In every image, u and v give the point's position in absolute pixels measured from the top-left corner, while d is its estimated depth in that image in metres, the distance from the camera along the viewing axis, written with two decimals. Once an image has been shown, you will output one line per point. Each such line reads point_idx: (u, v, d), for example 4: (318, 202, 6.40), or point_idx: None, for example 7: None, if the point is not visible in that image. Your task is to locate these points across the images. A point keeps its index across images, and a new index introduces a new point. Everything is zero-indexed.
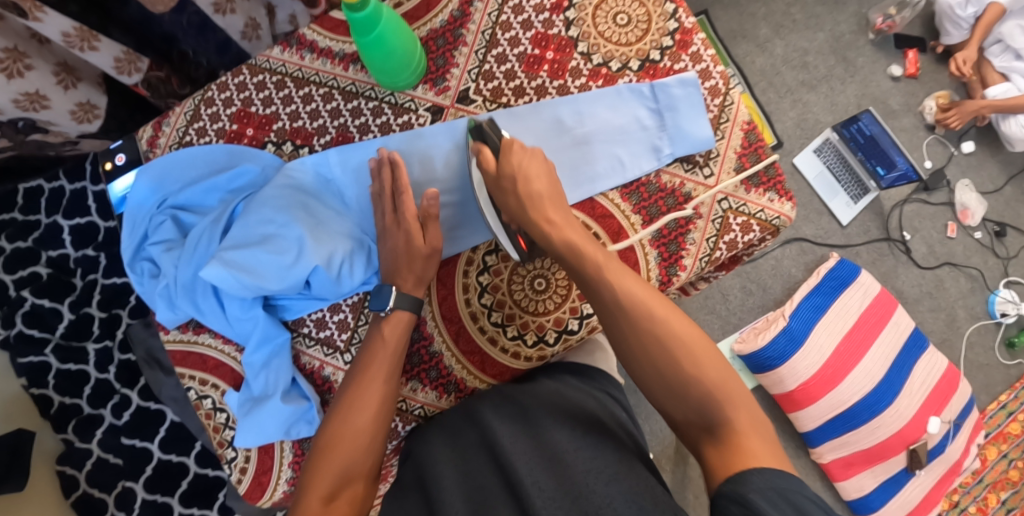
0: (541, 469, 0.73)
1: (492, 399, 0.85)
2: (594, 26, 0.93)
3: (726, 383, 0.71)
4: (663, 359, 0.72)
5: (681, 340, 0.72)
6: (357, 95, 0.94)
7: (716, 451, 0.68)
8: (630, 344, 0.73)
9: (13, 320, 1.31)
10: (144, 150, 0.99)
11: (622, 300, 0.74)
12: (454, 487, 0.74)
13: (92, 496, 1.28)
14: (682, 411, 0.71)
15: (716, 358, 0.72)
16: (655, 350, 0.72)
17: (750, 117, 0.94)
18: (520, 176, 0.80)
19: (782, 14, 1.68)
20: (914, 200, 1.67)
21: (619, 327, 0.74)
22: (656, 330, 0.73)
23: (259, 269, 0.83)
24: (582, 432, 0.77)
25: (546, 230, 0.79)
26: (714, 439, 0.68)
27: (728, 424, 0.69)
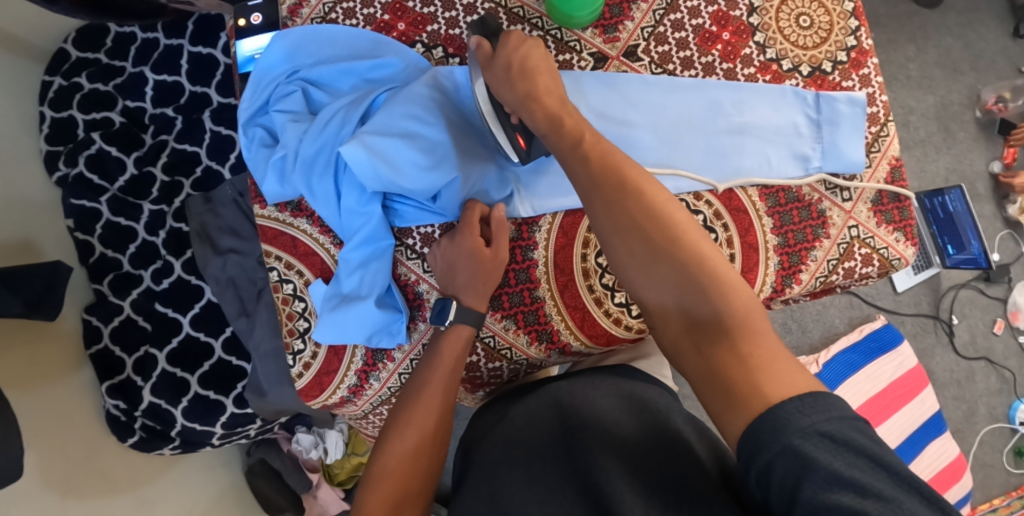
0: (625, 468, 0.72)
1: (551, 397, 0.83)
2: (776, 22, 0.91)
3: (711, 265, 0.66)
4: (635, 234, 0.68)
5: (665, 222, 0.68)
6: (522, 19, 0.90)
7: (710, 353, 0.64)
8: (608, 228, 0.69)
9: (75, 159, 1.29)
10: (283, 16, 0.92)
11: (601, 173, 0.70)
12: (524, 494, 0.73)
13: (112, 353, 1.25)
14: (664, 309, 0.67)
15: (704, 241, 0.68)
16: (634, 239, 0.68)
17: (900, 153, 0.92)
18: (519, 59, 0.77)
19: (899, 67, 1.66)
20: (971, 287, 1.67)
21: (594, 211, 0.70)
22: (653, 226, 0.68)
23: (396, 161, 0.80)
24: (659, 431, 0.76)
25: (534, 107, 0.75)
26: (706, 337, 0.64)
27: (721, 318, 0.64)
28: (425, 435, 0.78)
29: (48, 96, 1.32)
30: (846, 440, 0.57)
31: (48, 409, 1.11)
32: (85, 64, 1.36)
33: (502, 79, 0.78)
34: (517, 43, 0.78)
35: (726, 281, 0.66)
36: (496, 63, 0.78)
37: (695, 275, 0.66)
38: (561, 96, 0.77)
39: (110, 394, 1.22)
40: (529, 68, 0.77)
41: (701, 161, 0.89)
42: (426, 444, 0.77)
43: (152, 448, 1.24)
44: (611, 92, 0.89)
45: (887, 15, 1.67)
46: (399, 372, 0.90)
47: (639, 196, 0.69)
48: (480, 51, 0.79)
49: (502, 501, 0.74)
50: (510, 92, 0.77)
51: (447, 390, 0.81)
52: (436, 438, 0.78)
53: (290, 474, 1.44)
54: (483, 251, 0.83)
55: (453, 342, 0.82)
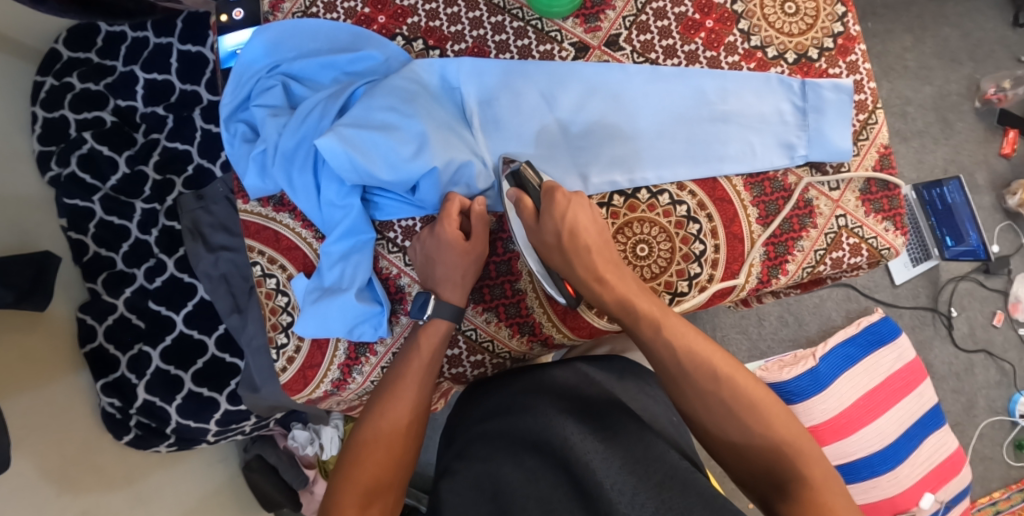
0: (617, 469, 0.67)
1: (542, 390, 0.80)
2: (761, 9, 0.90)
3: (797, 442, 0.69)
4: (725, 416, 0.70)
5: (740, 395, 0.71)
6: (503, 11, 0.88)
7: (793, 506, 0.66)
8: (687, 397, 0.72)
9: (67, 159, 1.29)
10: (265, 11, 0.93)
11: (684, 354, 0.72)
12: (525, 490, 0.70)
13: (106, 351, 1.25)
14: (749, 471, 0.70)
15: (784, 414, 0.71)
16: (724, 422, 0.71)
17: (889, 141, 0.91)
18: (569, 229, 0.76)
19: (896, 57, 1.63)
20: (970, 279, 1.65)
21: (681, 391, 0.72)
22: (734, 403, 0.70)
23: (371, 152, 0.79)
24: (643, 432, 0.73)
25: (596, 289, 0.77)
26: (786, 495, 0.67)
27: (802, 480, 0.67)
28: (397, 427, 0.77)
29: (41, 96, 1.31)
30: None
31: (45, 405, 1.12)
32: (76, 63, 1.36)
33: (553, 246, 0.77)
34: (563, 208, 0.76)
35: (808, 455, 0.69)
36: (543, 229, 0.77)
37: (784, 450, 0.69)
38: (617, 265, 0.78)
39: (105, 391, 1.23)
40: (580, 241, 0.77)
41: (682, 154, 0.88)
42: (399, 433, 0.77)
43: (148, 445, 1.25)
44: (593, 82, 0.87)
45: (883, 4, 1.64)
46: (381, 365, 0.90)
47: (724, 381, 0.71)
48: (523, 208, 0.78)
49: (503, 500, 0.71)
50: (569, 269, 0.77)
51: (423, 380, 0.80)
52: (408, 430, 0.77)
53: (286, 470, 1.44)
54: (463, 242, 0.82)
55: (429, 333, 0.81)
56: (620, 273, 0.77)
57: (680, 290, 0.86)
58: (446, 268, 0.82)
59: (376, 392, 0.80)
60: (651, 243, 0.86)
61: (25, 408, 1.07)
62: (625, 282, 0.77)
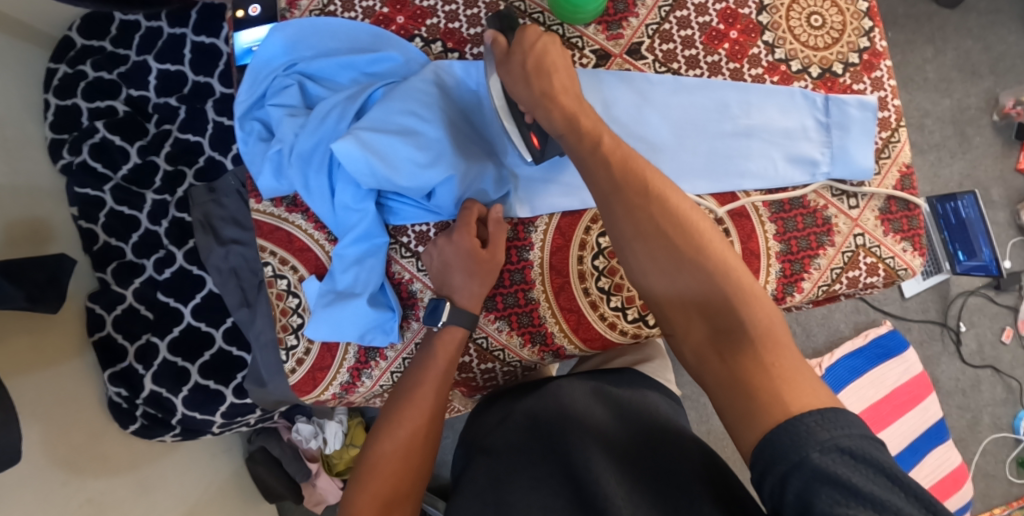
0: (615, 472, 0.70)
1: (552, 395, 0.80)
2: (786, 21, 0.89)
3: (737, 284, 0.66)
4: (660, 245, 0.68)
5: (680, 225, 0.68)
6: (524, 15, 0.87)
7: (730, 361, 0.63)
8: (628, 225, 0.69)
9: (79, 148, 1.28)
10: (282, 8, 0.91)
11: (626, 174, 0.70)
12: (529, 497, 0.70)
13: (114, 340, 1.25)
14: (687, 319, 0.67)
15: (723, 251, 0.68)
16: (663, 261, 0.68)
17: (911, 160, 0.89)
18: (540, 60, 0.75)
19: (916, 68, 1.62)
20: (980, 294, 1.64)
21: (625, 227, 0.69)
22: (675, 235, 0.68)
23: (391, 157, 0.78)
24: (645, 433, 0.75)
25: (550, 110, 0.74)
26: (725, 346, 0.64)
27: (744, 330, 0.64)
28: (416, 437, 0.78)
29: (54, 83, 1.31)
30: (868, 461, 0.56)
31: (55, 400, 1.12)
32: (90, 52, 1.35)
33: (518, 77, 0.76)
34: (534, 40, 0.76)
35: (742, 300, 0.66)
36: (512, 61, 0.77)
37: (723, 294, 0.66)
38: (578, 94, 0.75)
39: (112, 381, 1.22)
40: (547, 64, 0.75)
41: (701, 165, 0.87)
42: (416, 445, 0.77)
43: (153, 435, 1.25)
44: (615, 92, 0.86)
45: (905, 14, 1.62)
46: (391, 370, 0.90)
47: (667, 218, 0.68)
48: (497, 45, 0.79)
49: (505, 497, 0.71)
50: (526, 91, 0.75)
51: (440, 388, 0.80)
52: (425, 441, 0.78)
53: (288, 463, 1.44)
54: (479, 251, 0.81)
55: (446, 344, 0.81)
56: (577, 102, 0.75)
57: None
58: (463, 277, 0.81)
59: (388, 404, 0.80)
60: None
61: (31, 405, 1.06)
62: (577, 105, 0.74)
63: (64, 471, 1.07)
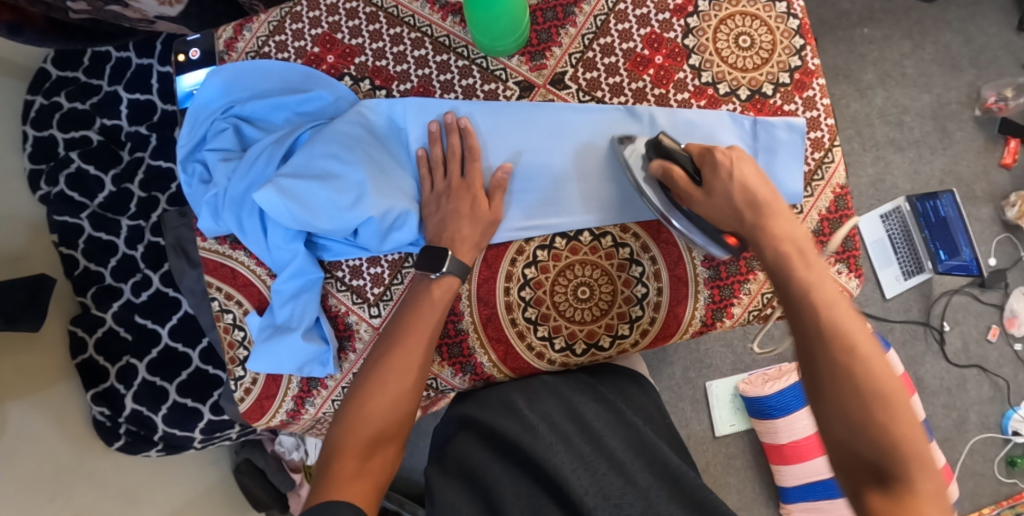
0: (601, 474, 0.70)
1: (526, 392, 0.82)
2: (713, 42, 0.88)
3: (915, 442, 0.64)
4: (851, 394, 0.65)
5: (872, 375, 0.66)
6: (448, 49, 0.89)
7: (890, 502, 0.62)
8: (829, 358, 0.67)
9: (56, 179, 1.29)
10: (220, 50, 0.93)
11: (827, 321, 0.68)
12: (512, 487, 0.72)
13: (96, 362, 1.24)
14: (850, 461, 0.66)
15: (909, 412, 0.65)
16: (846, 390, 0.66)
17: (846, 181, 0.88)
18: (735, 188, 0.75)
19: (893, 64, 1.56)
20: (964, 293, 1.56)
21: (828, 353, 0.67)
22: (862, 384, 0.66)
23: (312, 203, 0.81)
24: (623, 431, 0.76)
25: (761, 243, 0.73)
26: (887, 489, 0.63)
27: (906, 483, 0.63)
28: (404, 381, 0.77)
29: (30, 115, 1.32)
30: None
31: (40, 428, 1.10)
32: (64, 83, 1.36)
33: (722, 206, 0.76)
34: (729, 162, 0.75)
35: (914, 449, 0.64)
36: (710, 191, 0.76)
37: (881, 424, 0.64)
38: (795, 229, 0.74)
39: (94, 401, 1.21)
40: (755, 198, 0.74)
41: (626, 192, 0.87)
42: (407, 386, 0.77)
43: (137, 451, 1.23)
44: (537, 123, 0.87)
45: (881, 9, 1.57)
46: (332, 398, 0.92)
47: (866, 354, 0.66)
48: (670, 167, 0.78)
49: (490, 487, 0.72)
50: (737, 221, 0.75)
51: (432, 334, 0.80)
52: (414, 385, 0.77)
53: (273, 473, 1.44)
54: (481, 204, 0.83)
55: (442, 287, 0.81)
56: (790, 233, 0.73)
57: (620, 332, 0.86)
58: (441, 288, 0.81)
59: (379, 353, 0.79)
60: (592, 285, 0.86)
61: (19, 421, 1.06)
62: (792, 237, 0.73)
63: (51, 485, 1.06)
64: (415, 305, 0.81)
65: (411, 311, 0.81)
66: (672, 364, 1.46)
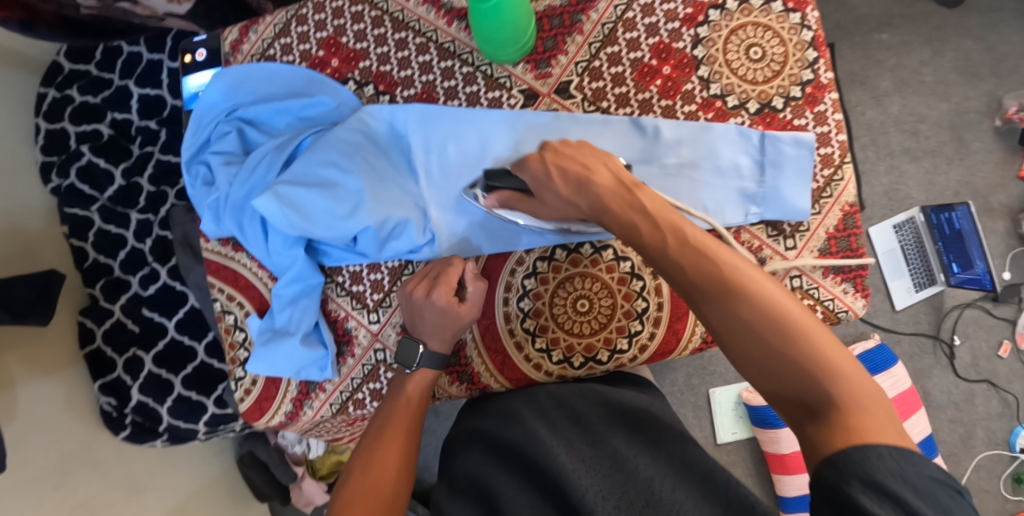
0: (603, 476, 0.69)
1: (527, 400, 0.79)
2: (723, 53, 0.86)
3: (836, 355, 0.58)
4: (747, 335, 0.60)
5: (761, 306, 0.60)
6: (453, 55, 0.88)
7: (821, 430, 0.56)
8: (710, 309, 0.62)
9: (67, 171, 1.29)
10: (226, 52, 0.94)
11: (702, 266, 0.63)
12: (517, 498, 0.71)
13: (103, 354, 1.24)
14: (778, 398, 0.60)
15: (819, 328, 0.59)
16: (739, 336, 0.61)
17: (856, 200, 0.86)
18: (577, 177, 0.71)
19: (911, 71, 1.53)
20: (976, 307, 1.53)
21: (714, 308, 0.62)
22: (752, 317, 0.60)
23: (310, 210, 0.81)
24: (627, 430, 0.74)
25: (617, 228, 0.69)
26: (818, 418, 0.57)
27: (835, 402, 0.57)
28: (390, 459, 0.78)
29: (43, 108, 1.32)
30: (933, 497, 0.52)
31: (49, 421, 1.10)
32: (76, 76, 1.36)
33: (559, 198, 0.73)
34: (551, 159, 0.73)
35: (843, 367, 0.58)
36: (549, 185, 0.73)
37: (789, 350, 0.59)
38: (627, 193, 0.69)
39: (102, 391, 1.22)
40: (594, 182, 0.70)
41: None
42: (394, 466, 0.77)
43: (141, 441, 1.22)
44: (540, 133, 0.86)
45: (901, 14, 1.53)
46: (330, 401, 0.92)
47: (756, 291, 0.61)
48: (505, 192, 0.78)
49: (495, 500, 0.71)
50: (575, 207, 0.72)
51: (413, 419, 0.81)
52: (401, 467, 0.78)
53: (275, 467, 1.44)
54: (454, 308, 0.81)
55: (416, 380, 0.83)
56: (629, 203, 0.68)
57: (619, 347, 0.85)
58: (413, 382, 0.83)
59: (364, 444, 0.81)
60: (591, 298, 0.85)
61: (25, 411, 1.06)
62: (632, 211, 0.68)
63: (55, 474, 1.07)
64: (391, 400, 0.83)
65: (390, 405, 0.82)
66: (676, 370, 1.45)
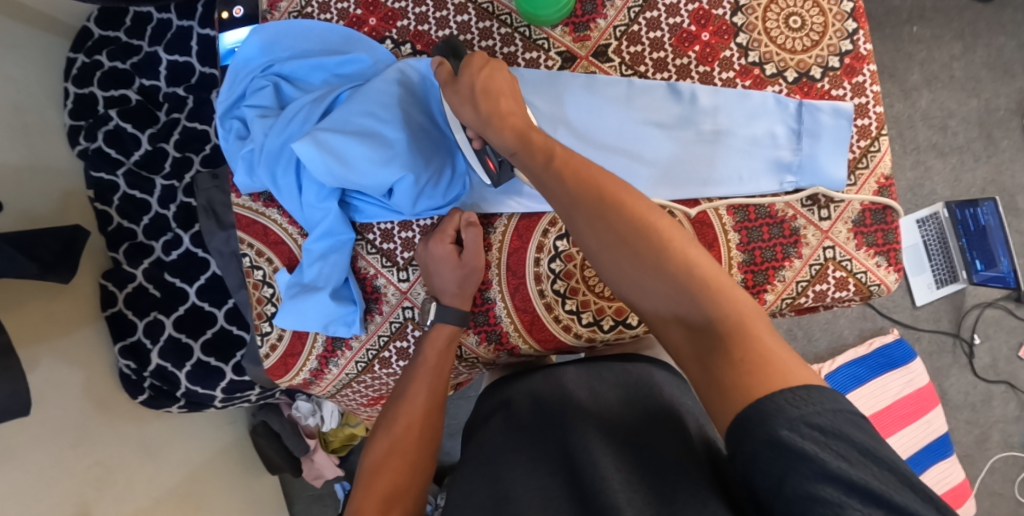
0: (616, 462, 0.66)
1: (553, 381, 0.78)
2: (762, 21, 0.86)
3: (707, 270, 0.59)
4: (630, 256, 0.61)
5: (641, 225, 0.62)
6: (491, 16, 0.88)
7: (714, 360, 0.56)
8: (593, 237, 0.63)
9: (94, 135, 1.28)
10: (263, 10, 0.95)
11: (585, 189, 0.64)
12: (524, 483, 0.67)
13: (124, 316, 1.23)
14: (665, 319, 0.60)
15: (695, 248, 0.61)
16: (620, 254, 0.62)
17: (891, 172, 0.86)
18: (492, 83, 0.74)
19: (942, 66, 1.52)
20: (998, 307, 1.51)
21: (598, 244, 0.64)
22: (642, 243, 0.61)
23: (347, 158, 0.81)
24: (647, 418, 0.71)
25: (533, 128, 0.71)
26: (707, 346, 0.57)
27: (718, 327, 0.57)
28: (410, 433, 0.75)
29: (73, 73, 1.31)
30: (839, 434, 0.51)
31: (67, 378, 1.10)
32: (106, 42, 1.34)
33: (463, 100, 0.75)
34: (479, 65, 0.76)
35: (722, 289, 0.58)
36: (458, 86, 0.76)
37: (666, 267, 0.60)
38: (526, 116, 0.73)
39: (122, 354, 1.20)
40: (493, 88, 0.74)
41: (678, 163, 0.86)
42: (414, 441, 0.75)
43: (159, 406, 1.24)
44: (573, 94, 0.86)
45: (933, 8, 1.53)
46: (356, 360, 0.92)
47: (640, 219, 0.62)
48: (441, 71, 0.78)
49: (505, 491, 0.68)
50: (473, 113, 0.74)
51: (433, 387, 0.80)
52: (422, 437, 0.75)
53: (288, 438, 1.42)
54: (454, 256, 0.83)
55: (434, 341, 0.82)
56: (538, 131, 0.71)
57: None
58: (432, 346, 0.82)
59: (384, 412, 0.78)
60: None
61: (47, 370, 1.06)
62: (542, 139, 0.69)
63: (75, 431, 1.07)
64: (414, 370, 0.81)
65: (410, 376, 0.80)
66: None
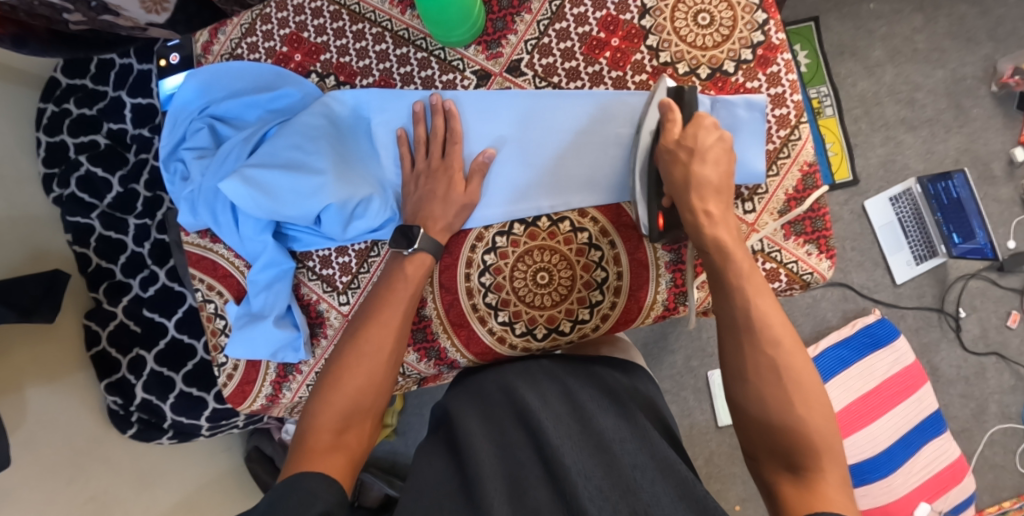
0: (587, 454, 0.67)
1: (524, 376, 0.81)
2: (671, 22, 0.87)
3: (823, 426, 0.67)
4: (775, 385, 0.69)
5: (791, 364, 0.70)
6: (408, 42, 0.91)
7: (802, 490, 0.64)
8: (749, 354, 0.71)
9: (67, 182, 1.33)
10: (197, 54, 0.99)
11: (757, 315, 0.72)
12: (487, 461, 0.69)
13: (108, 354, 1.27)
14: (766, 442, 0.69)
15: (823, 403, 0.69)
16: (766, 377, 0.70)
17: (814, 158, 0.87)
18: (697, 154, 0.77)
19: (904, 40, 1.48)
20: (981, 278, 1.45)
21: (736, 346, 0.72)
22: (791, 385, 0.69)
23: (275, 191, 0.84)
24: (612, 413, 0.73)
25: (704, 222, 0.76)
26: (798, 476, 0.65)
27: (815, 467, 0.65)
28: (371, 379, 0.78)
29: (43, 122, 1.36)
30: None
31: (57, 416, 1.13)
32: (73, 90, 1.40)
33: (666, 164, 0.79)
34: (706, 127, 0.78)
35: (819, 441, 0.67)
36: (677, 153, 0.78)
37: (797, 406, 0.68)
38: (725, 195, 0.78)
39: (107, 390, 1.24)
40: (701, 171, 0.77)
41: (603, 170, 0.87)
42: (373, 384, 0.78)
43: (150, 438, 1.26)
44: (489, 109, 0.88)
45: None
46: (307, 383, 0.95)
47: (793, 360, 0.70)
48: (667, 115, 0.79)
49: (470, 473, 0.68)
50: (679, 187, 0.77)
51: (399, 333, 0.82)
52: (380, 387, 0.79)
53: (281, 460, 1.41)
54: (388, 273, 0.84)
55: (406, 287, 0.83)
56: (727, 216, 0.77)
57: (580, 318, 0.87)
58: (410, 268, 0.84)
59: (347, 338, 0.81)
60: (551, 270, 0.87)
61: (36, 409, 1.09)
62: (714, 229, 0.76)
63: (69, 469, 1.10)
64: (381, 309, 0.82)
65: (377, 315, 0.82)
66: (674, 353, 1.39)
